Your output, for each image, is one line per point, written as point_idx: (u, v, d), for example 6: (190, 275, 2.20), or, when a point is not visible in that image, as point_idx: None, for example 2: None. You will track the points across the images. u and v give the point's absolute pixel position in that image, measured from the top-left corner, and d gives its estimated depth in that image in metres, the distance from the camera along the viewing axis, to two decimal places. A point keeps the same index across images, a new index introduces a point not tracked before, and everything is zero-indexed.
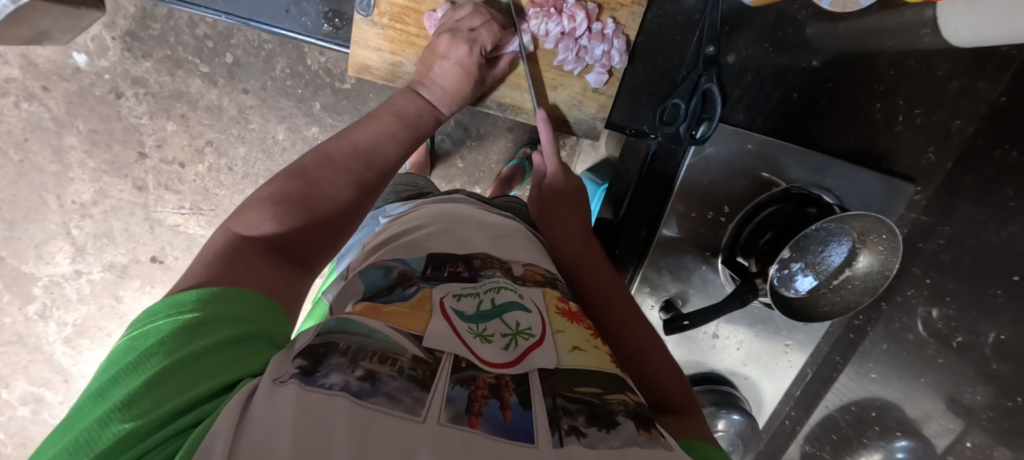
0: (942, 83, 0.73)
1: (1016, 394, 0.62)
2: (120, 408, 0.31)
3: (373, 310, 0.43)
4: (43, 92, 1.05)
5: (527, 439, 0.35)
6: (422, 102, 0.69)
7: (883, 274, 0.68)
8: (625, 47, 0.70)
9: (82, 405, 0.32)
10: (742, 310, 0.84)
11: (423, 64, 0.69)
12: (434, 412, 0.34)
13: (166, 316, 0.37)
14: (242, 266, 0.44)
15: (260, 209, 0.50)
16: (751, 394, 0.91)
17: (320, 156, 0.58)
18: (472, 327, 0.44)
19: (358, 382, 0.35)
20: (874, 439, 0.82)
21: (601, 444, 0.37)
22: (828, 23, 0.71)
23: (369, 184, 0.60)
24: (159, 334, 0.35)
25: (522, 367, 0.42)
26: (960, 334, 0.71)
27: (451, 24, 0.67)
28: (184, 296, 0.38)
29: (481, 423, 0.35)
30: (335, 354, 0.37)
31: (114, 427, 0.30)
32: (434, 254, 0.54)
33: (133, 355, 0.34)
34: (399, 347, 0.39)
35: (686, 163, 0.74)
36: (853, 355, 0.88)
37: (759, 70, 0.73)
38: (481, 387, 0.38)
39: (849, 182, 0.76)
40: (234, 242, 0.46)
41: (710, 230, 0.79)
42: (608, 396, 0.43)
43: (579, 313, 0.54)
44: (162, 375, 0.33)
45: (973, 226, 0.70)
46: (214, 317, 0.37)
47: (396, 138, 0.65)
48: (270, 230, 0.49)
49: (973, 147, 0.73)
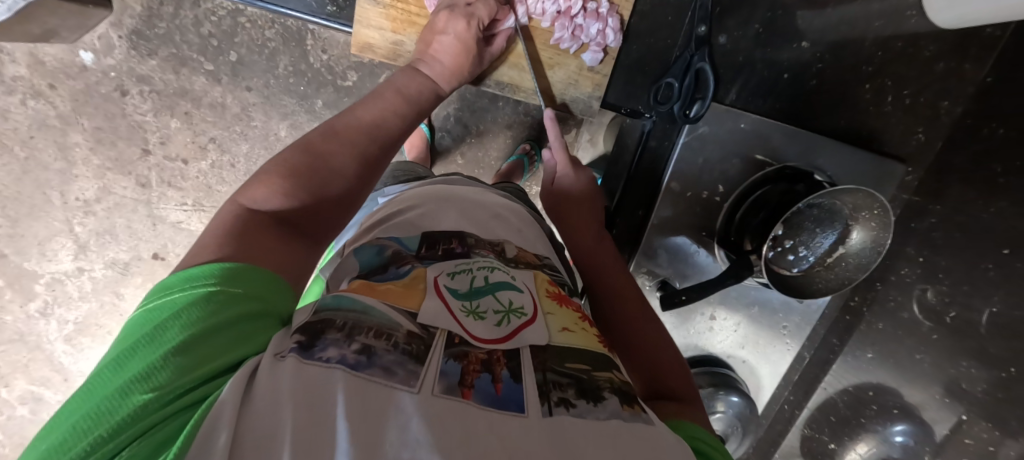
0: (929, 64, 0.76)
1: (1008, 365, 0.64)
2: (143, 378, 0.31)
3: (367, 288, 0.44)
4: (49, 90, 1.07)
5: (517, 409, 0.36)
6: (422, 78, 0.70)
7: (877, 250, 0.69)
8: (619, 26, 0.72)
9: (95, 377, 0.32)
10: (739, 289, 0.85)
11: (422, 42, 0.71)
12: (428, 384, 0.35)
13: (185, 289, 0.37)
14: (253, 239, 0.44)
15: (268, 182, 0.50)
16: (749, 378, 0.92)
17: (325, 132, 0.58)
18: (465, 305, 0.45)
19: (354, 355, 0.36)
20: (872, 419, 0.82)
21: (589, 415, 0.38)
22: (817, 7, 0.73)
23: (373, 159, 0.60)
24: (179, 307, 0.36)
25: (513, 343, 0.43)
26: (954, 309, 0.72)
27: (448, 2, 0.70)
28: (197, 268, 0.39)
29: (473, 394, 0.36)
30: (332, 329, 0.38)
31: (135, 396, 0.30)
32: (427, 233, 0.55)
33: (147, 328, 0.34)
34: (393, 323, 0.40)
35: (681, 141, 0.76)
36: (851, 338, 0.88)
37: (750, 53, 0.75)
38: (474, 362, 0.39)
39: (840, 161, 0.78)
40: (242, 215, 0.46)
41: (706, 211, 0.80)
42: (596, 373, 0.43)
43: (569, 295, 0.55)
44: (181, 347, 0.33)
45: (964, 204, 0.73)
46: (229, 290, 0.38)
47: (397, 114, 0.65)
48: (279, 204, 0.49)
49: (961, 128, 0.77)
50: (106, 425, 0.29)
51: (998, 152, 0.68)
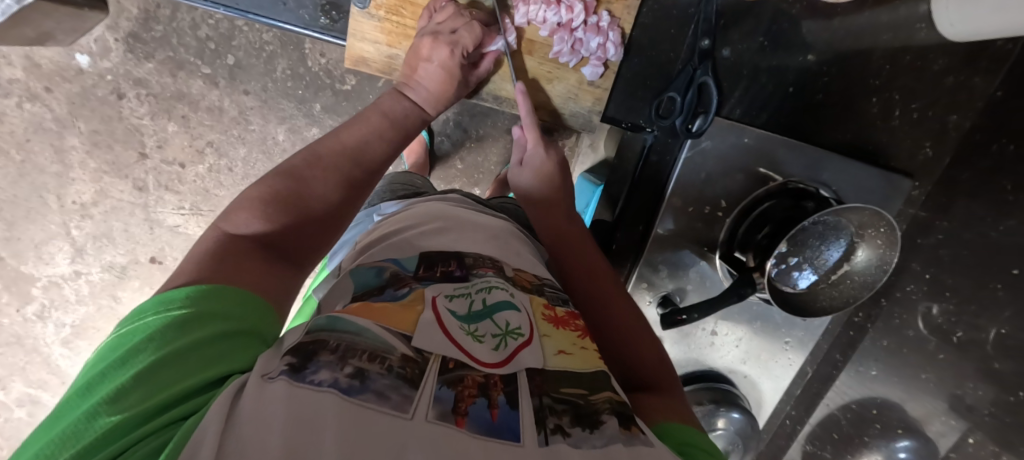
0: (938, 78, 0.74)
1: (1015, 389, 0.62)
2: (109, 402, 0.31)
3: (365, 308, 0.43)
4: (46, 93, 1.06)
5: (512, 438, 0.35)
6: (409, 104, 0.70)
7: (882, 269, 0.68)
8: (620, 41, 0.70)
9: (66, 402, 0.32)
10: (741, 305, 0.84)
11: (407, 66, 0.70)
12: (422, 408, 0.34)
13: (154, 313, 0.36)
14: (232, 263, 0.43)
15: (249, 207, 0.49)
16: (750, 392, 0.90)
17: (310, 155, 0.58)
18: (464, 327, 0.44)
19: (347, 379, 0.34)
20: (876, 437, 0.82)
21: (586, 444, 0.37)
22: (824, 19, 0.71)
23: (357, 181, 0.60)
24: (147, 330, 0.35)
25: (511, 368, 0.41)
26: (961, 329, 0.70)
27: (433, 27, 0.68)
28: (172, 292, 0.38)
29: (467, 422, 0.35)
30: (326, 351, 0.37)
31: (102, 420, 0.30)
32: (426, 253, 0.53)
33: (118, 352, 0.34)
34: (388, 345, 0.38)
35: (683, 156, 0.74)
36: (854, 353, 0.86)
37: (755, 64, 0.74)
38: (470, 386, 0.38)
39: (847, 175, 0.76)
40: (221, 241, 0.46)
41: (707, 225, 0.78)
42: (593, 396, 0.43)
43: (569, 315, 0.53)
44: (150, 369, 0.33)
45: (971, 220, 0.71)
46: (203, 313, 0.37)
47: (383, 137, 0.65)
48: (260, 228, 0.49)
49: (970, 143, 0.75)
50: (72, 449, 0.29)
51: (1007, 170, 0.66)
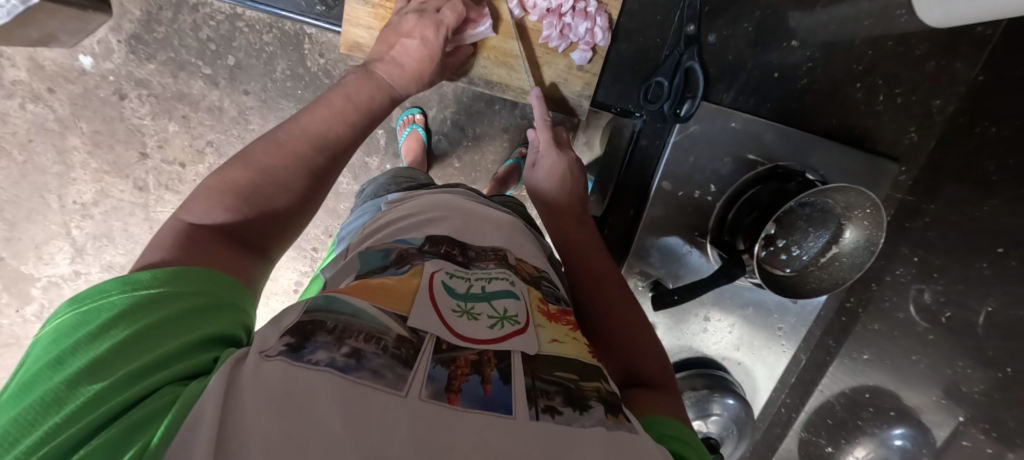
0: (920, 63, 0.76)
1: (1004, 365, 0.62)
2: (92, 371, 0.31)
3: (364, 285, 0.44)
4: (48, 94, 1.07)
5: (505, 411, 0.36)
6: (376, 84, 0.65)
7: (869, 250, 0.68)
8: (607, 25, 0.72)
9: (31, 375, 0.31)
10: (728, 289, 0.85)
11: (383, 42, 0.69)
12: (416, 387, 0.35)
13: (117, 293, 0.36)
14: (191, 254, 0.43)
15: (208, 197, 0.48)
16: (745, 380, 0.91)
17: (268, 142, 0.55)
18: (459, 305, 0.45)
19: (344, 358, 0.35)
20: (868, 421, 0.81)
21: (575, 423, 0.37)
22: (807, 7, 0.73)
23: (321, 169, 0.57)
24: (113, 308, 0.35)
25: (504, 347, 0.42)
26: (950, 308, 0.71)
27: (416, 8, 0.70)
28: (133, 275, 0.38)
29: (460, 399, 0.35)
30: (323, 331, 0.38)
31: (87, 386, 0.31)
32: (431, 236, 0.55)
33: (83, 327, 0.34)
34: (383, 327, 0.39)
35: (673, 140, 0.77)
36: (848, 339, 0.88)
37: (741, 52, 0.75)
38: (462, 366, 0.38)
39: (833, 161, 0.78)
40: (183, 231, 0.45)
41: (698, 210, 0.80)
42: (584, 382, 0.43)
43: (561, 313, 0.52)
44: (132, 340, 0.34)
45: (958, 202, 0.72)
46: (171, 291, 0.38)
47: (347, 120, 0.61)
48: (220, 219, 0.48)
49: (954, 127, 0.77)
50: (57, 415, 0.29)
51: (990, 151, 0.68)
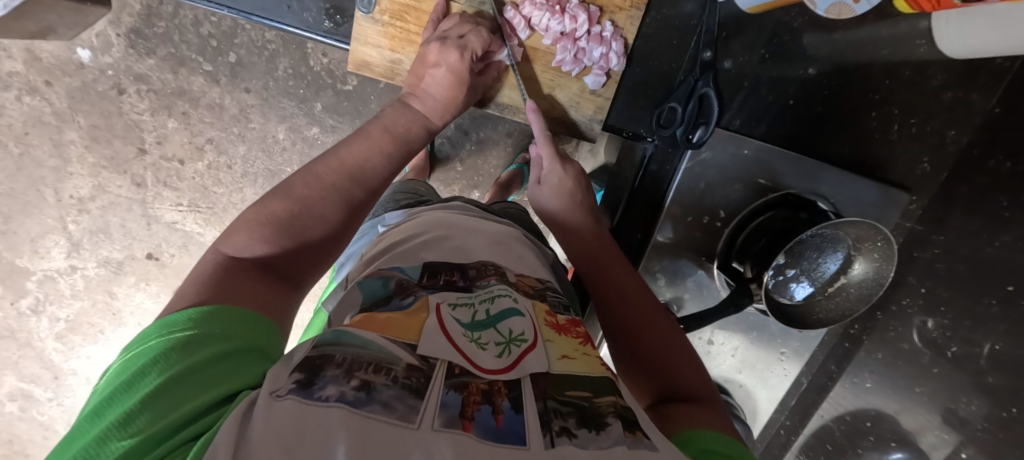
0: (936, 93, 0.75)
1: (1010, 404, 0.62)
2: (118, 426, 0.32)
3: (369, 320, 0.43)
4: (45, 87, 1.05)
5: (518, 442, 0.35)
6: (412, 115, 0.68)
7: (878, 282, 0.68)
8: (622, 50, 0.71)
9: (80, 425, 0.33)
10: (737, 315, 0.85)
11: (414, 75, 0.69)
12: (428, 418, 0.34)
13: (159, 337, 0.38)
14: (233, 287, 0.44)
15: (250, 227, 0.49)
16: (746, 402, 0.91)
17: (306, 174, 0.56)
18: (468, 334, 0.45)
19: (353, 392, 0.34)
20: (868, 449, 0.81)
21: (592, 445, 0.37)
22: (825, 32, 0.72)
23: (356, 200, 0.58)
24: (151, 355, 0.36)
25: (516, 373, 0.42)
26: (956, 343, 0.71)
27: (439, 34, 0.68)
28: (177, 316, 0.39)
29: (474, 427, 0.35)
30: (332, 366, 0.37)
31: (113, 443, 0.31)
32: (429, 263, 0.54)
33: (128, 375, 0.35)
34: (393, 357, 0.39)
35: (683, 167, 0.75)
36: (849, 364, 0.87)
37: (756, 76, 0.74)
38: (474, 393, 0.38)
39: (843, 190, 0.77)
40: (223, 265, 0.46)
41: (706, 235, 0.79)
42: (598, 399, 0.42)
43: (570, 323, 0.53)
44: (156, 391, 0.34)
45: (967, 236, 0.71)
46: (205, 333, 0.38)
47: (383, 152, 0.62)
48: (259, 250, 0.49)
49: (965, 159, 0.75)
50: None
51: (1002, 186, 0.67)
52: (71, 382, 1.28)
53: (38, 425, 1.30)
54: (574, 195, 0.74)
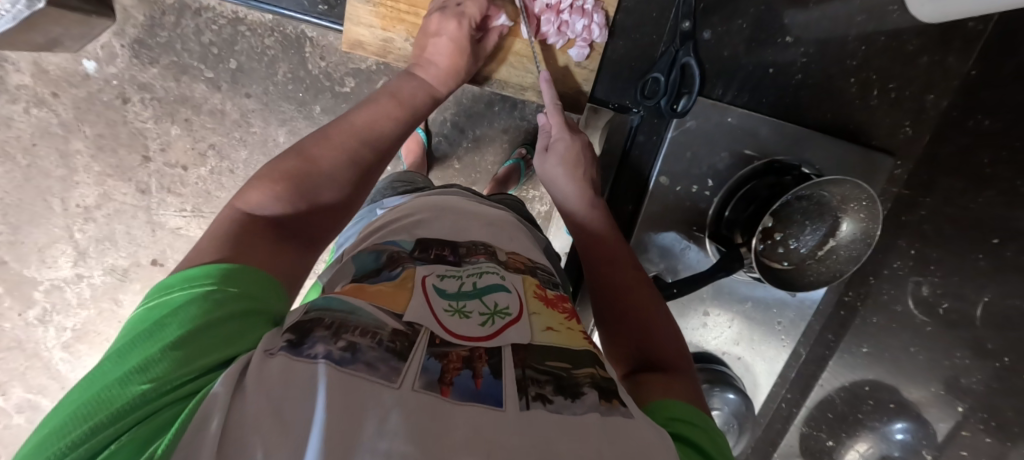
0: (913, 58, 0.77)
1: (1002, 355, 0.63)
2: (140, 370, 0.33)
3: (358, 290, 0.45)
4: (52, 98, 1.08)
5: (494, 403, 0.36)
6: (418, 82, 0.69)
7: (866, 242, 0.69)
8: (604, 22, 0.73)
9: (99, 368, 0.34)
10: (731, 284, 0.87)
11: (417, 47, 0.71)
12: (409, 379, 0.35)
13: (181, 289, 0.39)
14: (250, 239, 0.46)
15: (265, 185, 0.51)
16: (745, 375, 0.92)
17: (318, 138, 0.58)
18: (451, 304, 0.46)
19: (339, 351, 0.36)
20: (868, 414, 0.81)
21: (567, 411, 0.37)
22: (801, 5, 0.74)
23: (366, 164, 0.60)
24: (173, 306, 0.38)
25: (496, 341, 0.43)
26: (947, 300, 0.72)
27: (441, 5, 0.71)
28: (197, 268, 0.41)
29: (452, 391, 0.36)
30: (321, 327, 0.39)
31: (134, 385, 0.32)
32: (421, 238, 0.56)
33: (149, 323, 0.36)
34: (380, 322, 0.40)
35: (670, 134, 0.78)
36: (847, 333, 0.88)
37: (737, 49, 0.76)
38: (455, 360, 0.39)
39: (830, 154, 0.80)
40: (241, 220, 0.48)
41: (695, 203, 0.81)
42: (577, 370, 0.43)
43: (557, 298, 0.54)
44: (178, 342, 0.35)
45: (953, 195, 0.73)
46: (226, 292, 0.40)
47: (390, 119, 0.64)
48: (275, 208, 0.51)
49: (949, 120, 0.78)
50: (106, 410, 0.31)
51: (985, 145, 0.69)
52: None
53: None
54: (579, 167, 0.74)
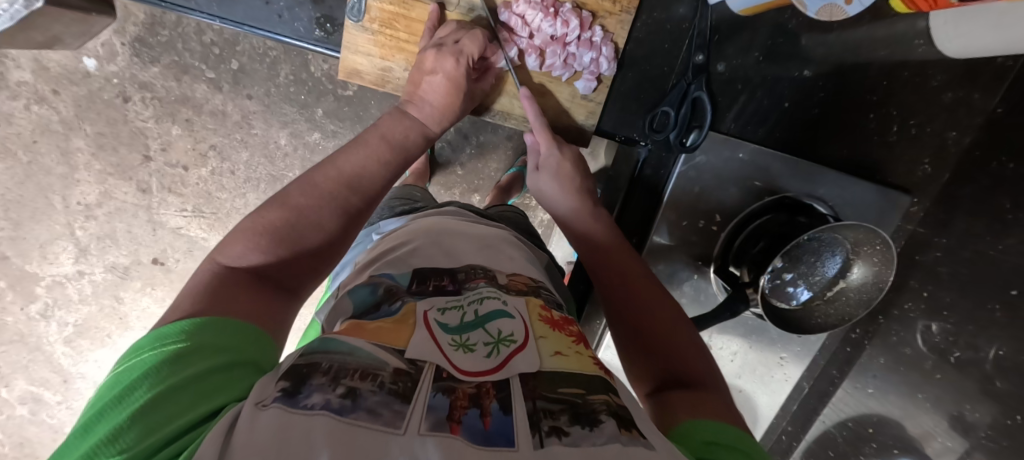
0: (936, 94, 0.74)
1: (1014, 412, 0.61)
2: (106, 440, 0.32)
3: (358, 330, 0.44)
4: (52, 95, 1.06)
5: (507, 443, 0.34)
6: (411, 122, 0.68)
7: (878, 287, 0.67)
8: (613, 55, 0.71)
9: (70, 439, 0.33)
10: (735, 320, 0.86)
11: (411, 83, 0.69)
12: (415, 422, 0.34)
13: (151, 349, 0.38)
14: (227, 295, 0.45)
15: (246, 237, 0.50)
16: (746, 407, 0.92)
17: (304, 183, 0.56)
18: (455, 338, 0.45)
19: (339, 399, 0.35)
20: (871, 456, 0.80)
21: (584, 443, 0.36)
22: (822, 32, 0.71)
23: (354, 209, 0.58)
24: (143, 366, 0.37)
25: (503, 373, 0.41)
26: (959, 349, 0.69)
27: (435, 41, 0.68)
28: (169, 327, 0.40)
29: (462, 430, 0.35)
30: (318, 374, 0.37)
31: (101, 456, 0.31)
32: (419, 269, 0.54)
33: (119, 388, 0.35)
34: (380, 362, 0.39)
35: (676, 170, 0.75)
36: (851, 370, 0.86)
37: (750, 78, 0.73)
38: (462, 397, 0.38)
39: (843, 193, 0.77)
40: (220, 274, 0.47)
41: (701, 238, 0.79)
42: (590, 397, 0.42)
43: (563, 320, 0.53)
44: (147, 406, 0.34)
45: (970, 238, 0.70)
46: (198, 346, 0.38)
47: (380, 160, 0.63)
48: (256, 260, 0.49)
49: (968, 159, 0.74)
50: None
51: (1006, 188, 0.66)
52: (80, 385, 1.30)
53: (47, 428, 1.33)
54: (575, 181, 0.73)
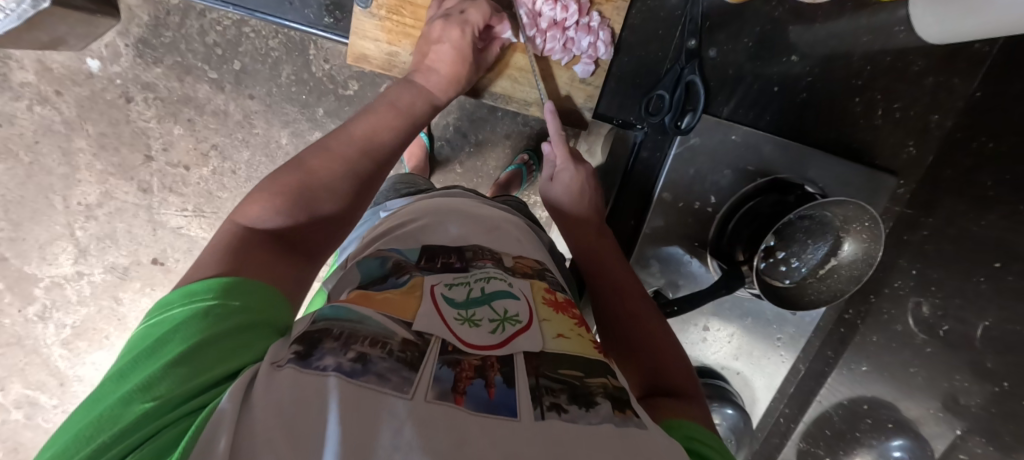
0: (919, 78, 0.77)
1: (1001, 379, 0.63)
2: (142, 389, 0.33)
3: (365, 297, 0.45)
4: (55, 96, 1.08)
5: (509, 413, 0.36)
6: (416, 89, 0.70)
7: (868, 262, 0.70)
8: (610, 39, 0.73)
9: (101, 388, 0.35)
10: (731, 299, 0.88)
11: (419, 54, 0.72)
12: (421, 390, 0.35)
13: (180, 305, 0.39)
14: (251, 253, 0.46)
15: (265, 200, 0.52)
16: (744, 390, 0.94)
17: (318, 150, 0.59)
18: (461, 313, 0.46)
19: (350, 363, 0.36)
20: (866, 432, 0.81)
21: (582, 421, 0.37)
22: (809, 21, 0.74)
23: (367, 174, 0.61)
24: (174, 322, 0.38)
25: (507, 350, 0.43)
26: (948, 322, 0.72)
27: (444, 11, 0.71)
28: (197, 282, 0.41)
29: (465, 400, 0.36)
30: (329, 339, 0.39)
31: (137, 404, 0.32)
32: (427, 246, 0.56)
33: (149, 341, 0.37)
34: (389, 332, 0.40)
35: (674, 152, 0.78)
36: (847, 350, 0.88)
37: (741, 66, 0.77)
38: (467, 368, 0.39)
39: (832, 173, 0.80)
40: (242, 233, 0.48)
41: (698, 221, 0.82)
42: (589, 379, 0.43)
43: (566, 302, 0.55)
44: (179, 358, 0.35)
45: (955, 216, 0.73)
46: (226, 304, 0.40)
47: (391, 127, 0.66)
48: (275, 221, 0.51)
49: (952, 140, 0.78)
50: (110, 431, 0.31)
51: (988, 167, 0.69)
52: (77, 389, 1.29)
53: (42, 432, 1.32)
54: (585, 194, 0.77)
